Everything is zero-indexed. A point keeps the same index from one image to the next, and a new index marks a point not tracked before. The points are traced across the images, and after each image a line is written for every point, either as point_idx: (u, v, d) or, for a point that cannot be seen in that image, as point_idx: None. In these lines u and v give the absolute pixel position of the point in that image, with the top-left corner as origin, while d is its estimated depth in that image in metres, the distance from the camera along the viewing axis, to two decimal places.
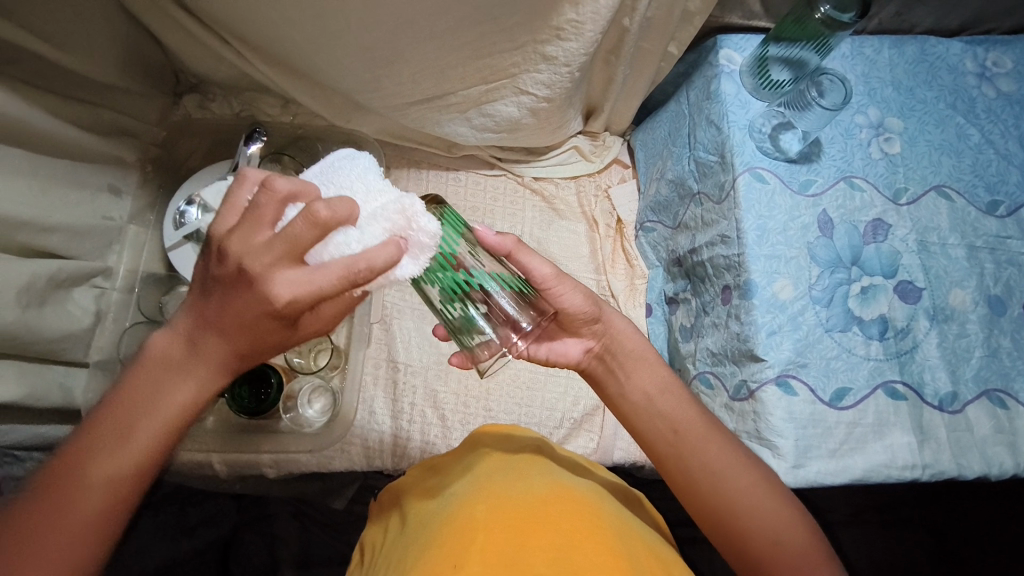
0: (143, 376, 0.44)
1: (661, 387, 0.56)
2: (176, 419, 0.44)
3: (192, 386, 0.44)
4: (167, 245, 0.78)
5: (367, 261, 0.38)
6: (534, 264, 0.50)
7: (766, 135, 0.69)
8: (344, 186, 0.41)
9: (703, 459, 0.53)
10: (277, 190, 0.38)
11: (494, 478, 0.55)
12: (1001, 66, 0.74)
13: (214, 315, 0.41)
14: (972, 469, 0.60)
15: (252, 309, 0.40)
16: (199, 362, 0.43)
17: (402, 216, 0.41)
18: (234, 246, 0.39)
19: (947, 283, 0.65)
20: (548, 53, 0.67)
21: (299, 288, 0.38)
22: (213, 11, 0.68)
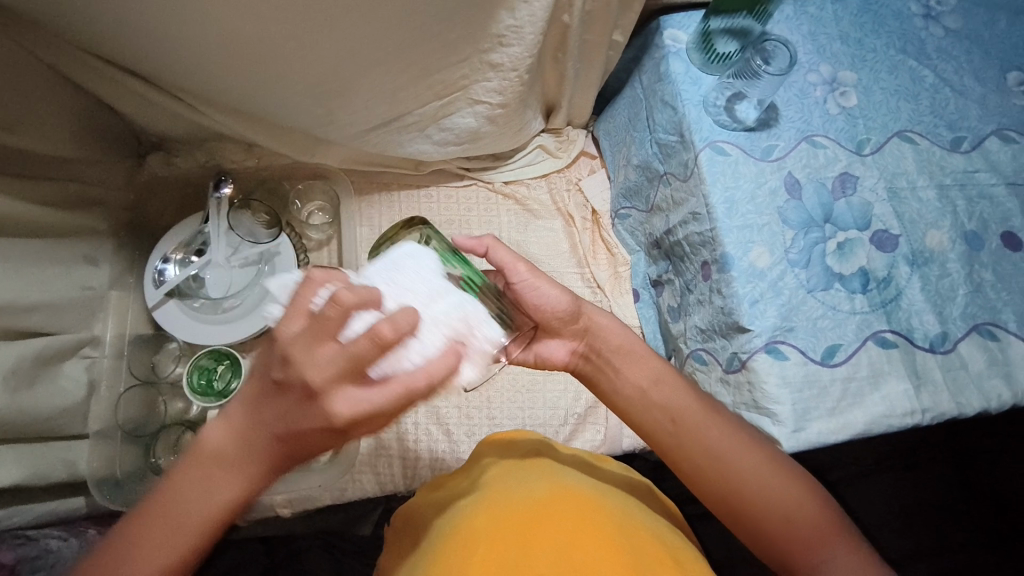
0: (192, 472, 0.43)
1: (654, 378, 0.55)
2: (223, 518, 0.44)
3: (242, 485, 0.43)
4: (149, 304, 0.78)
5: (427, 376, 0.39)
6: (507, 258, 0.55)
7: (722, 107, 0.70)
8: (406, 288, 0.41)
9: (704, 444, 0.53)
10: (345, 304, 0.38)
11: (495, 487, 0.55)
12: (944, 3, 0.74)
13: (274, 419, 0.41)
14: (972, 406, 0.60)
15: (310, 420, 0.40)
16: (250, 461, 0.43)
17: (463, 323, 0.41)
18: (296, 355, 0.38)
19: (922, 226, 0.65)
20: (495, 60, 0.68)
21: (361, 409, 0.39)
22: (159, 71, 0.69)
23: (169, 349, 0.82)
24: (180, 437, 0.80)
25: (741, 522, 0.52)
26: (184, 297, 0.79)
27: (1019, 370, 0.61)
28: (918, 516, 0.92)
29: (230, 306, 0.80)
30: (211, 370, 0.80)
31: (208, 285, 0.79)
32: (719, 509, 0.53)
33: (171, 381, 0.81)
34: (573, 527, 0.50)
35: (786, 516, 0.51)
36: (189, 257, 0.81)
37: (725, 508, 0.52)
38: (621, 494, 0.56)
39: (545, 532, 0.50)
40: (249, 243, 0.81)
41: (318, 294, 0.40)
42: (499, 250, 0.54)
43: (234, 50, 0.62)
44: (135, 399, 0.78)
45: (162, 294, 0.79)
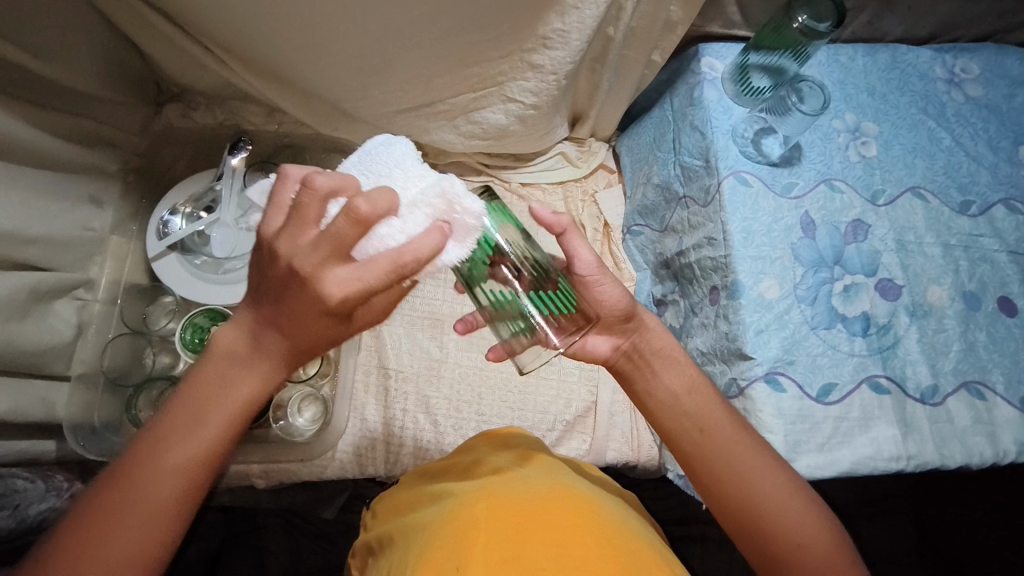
0: (210, 370, 0.46)
1: (689, 387, 0.56)
2: (244, 409, 0.46)
3: (256, 380, 0.46)
4: (150, 255, 0.77)
5: (416, 256, 0.38)
6: (579, 249, 0.53)
7: (749, 139, 0.71)
8: (382, 173, 0.42)
9: (728, 458, 0.53)
10: (319, 187, 0.39)
11: (496, 478, 0.55)
12: (968, 71, 0.78)
13: (273, 310, 0.42)
14: (954, 459, 0.62)
15: (308, 305, 0.40)
16: (261, 355, 0.45)
17: (443, 202, 0.42)
18: (283, 245, 0.40)
19: (924, 280, 0.67)
20: (536, 61, 0.69)
21: (351, 285, 0.39)
22: (199, 21, 0.68)
23: (164, 303, 0.80)
24: (163, 393, 0.75)
25: (750, 538, 0.52)
26: (187, 252, 0.78)
27: (1001, 430, 0.63)
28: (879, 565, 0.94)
29: (231, 267, 0.78)
30: (205, 330, 0.77)
31: (212, 243, 0.78)
32: (731, 522, 0.53)
33: (161, 335, 0.78)
34: (584, 521, 0.51)
35: (798, 535, 0.51)
36: (198, 212, 0.79)
37: (739, 522, 0.53)
38: (617, 501, 0.58)
39: (554, 524, 0.50)
40: (257, 208, 0.79)
41: (293, 189, 0.43)
42: (573, 238, 0.53)
43: (281, 11, 0.62)
44: (123, 348, 0.75)
45: (165, 246, 0.77)
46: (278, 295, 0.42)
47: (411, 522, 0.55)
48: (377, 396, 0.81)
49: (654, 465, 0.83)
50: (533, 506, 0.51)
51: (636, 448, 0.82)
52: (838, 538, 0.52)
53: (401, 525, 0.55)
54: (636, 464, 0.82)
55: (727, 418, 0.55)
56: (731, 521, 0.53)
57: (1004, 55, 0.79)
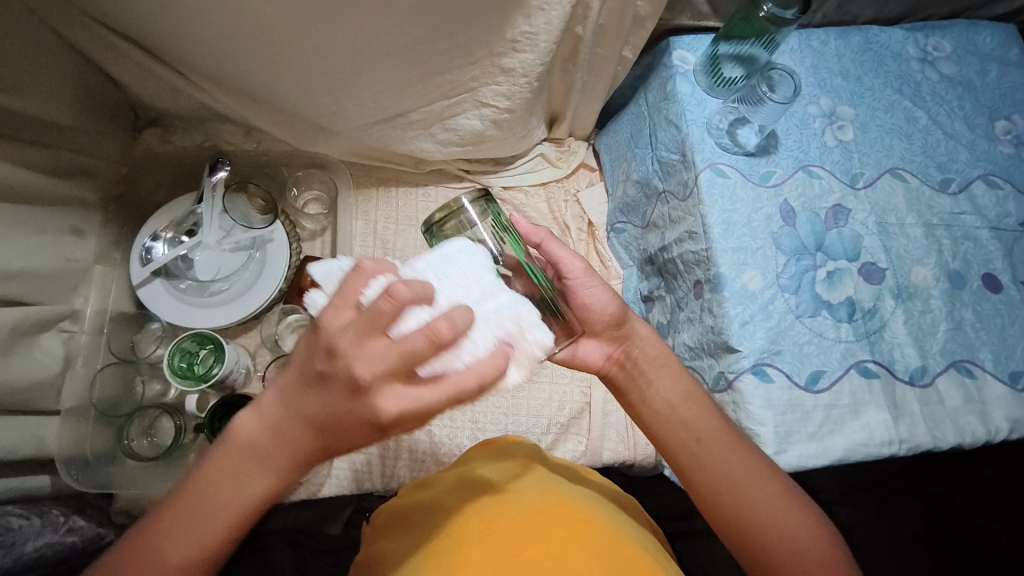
0: (227, 464, 0.44)
1: (684, 395, 0.55)
2: (257, 505, 0.45)
3: (272, 480, 0.44)
4: (134, 282, 0.77)
5: (477, 373, 0.38)
6: (561, 256, 0.55)
7: (724, 130, 0.71)
8: (463, 287, 0.42)
9: (725, 470, 0.53)
10: (400, 298, 0.38)
11: (489, 492, 0.55)
12: (940, 49, 0.77)
13: (312, 409, 0.41)
14: (947, 440, 0.62)
15: (354, 417, 0.39)
16: (284, 455, 0.43)
17: (515, 326, 0.42)
18: (343, 347, 0.38)
19: (908, 261, 0.67)
20: (506, 65, 0.68)
21: (406, 405, 0.38)
22: (165, 45, 0.68)
23: (152, 330, 0.81)
24: (155, 421, 0.78)
25: (745, 545, 0.52)
26: (172, 277, 0.78)
27: (992, 407, 0.63)
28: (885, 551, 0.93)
29: (216, 290, 0.79)
30: (195, 354, 0.77)
31: (195, 267, 0.78)
32: (725, 532, 0.53)
33: (150, 362, 0.80)
34: (574, 530, 0.51)
35: (794, 543, 0.51)
36: (180, 237, 0.79)
37: (735, 530, 0.53)
38: (611, 506, 0.58)
39: (545, 537, 0.50)
40: (242, 228, 0.80)
41: (368, 286, 0.40)
42: (552, 245, 0.55)
43: (246, 31, 0.62)
44: (114, 378, 0.76)
45: (149, 271, 0.77)
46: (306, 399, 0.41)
47: (403, 540, 0.55)
48: None
49: (651, 462, 0.83)
50: (523, 519, 0.52)
51: (632, 446, 0.82)
52: (832, 541, 0.52)
53: (397, 543, 0.55)
54: (632, 462, 0.82)
55: (718, 418, 0.54)
56: (726, 530, 0.53)
57: (975, 30, 0.79)
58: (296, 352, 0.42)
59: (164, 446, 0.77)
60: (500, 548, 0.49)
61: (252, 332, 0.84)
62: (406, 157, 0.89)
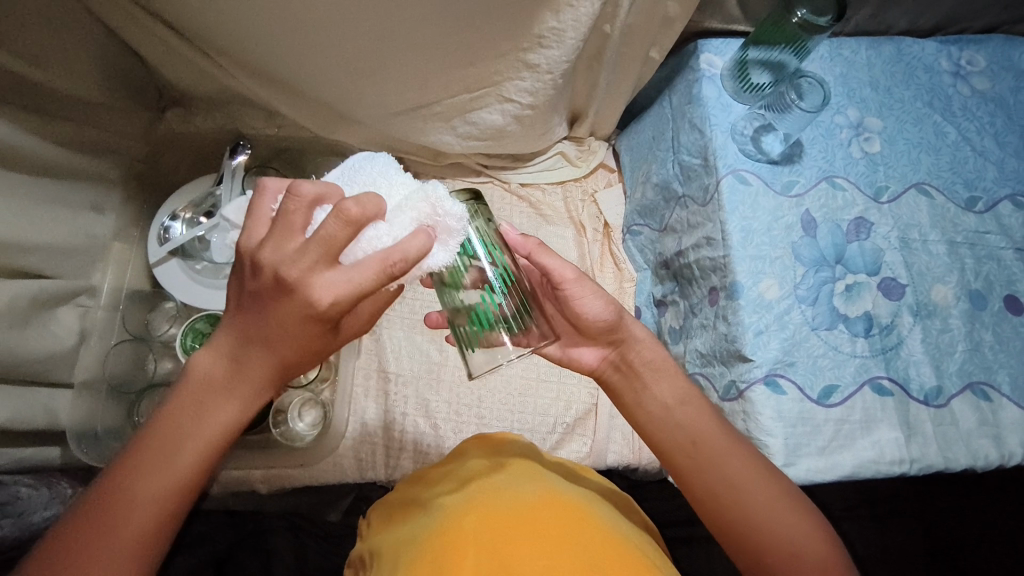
0: (188, 394, 0.47)
1: (681, 397, 0.55)
2: (219, 436, 0.47)
3: (235, 403, 0.47)
4: (151, 261, 0.78)
5: (400, 250, 0.40)
6: (553, 264, 0.53)
7: (749, 137, 0.70)
8: (368, 182, 0.44)
9: (722, 470, 0.53)
10: (305, 195, 0.40)
11: (483, 487, 0.55)
12: (974, 64, 0.76)
13: (252, 326, 0.44)
14: (959, 462, 0.61)
15: (294, 316, 0.42)
16: (241, 379, 0.46)
17: (428, 206, 0.43)
18: (266, 256, 0.41)
19: (929, 279, 0.66)
20: (531, 61, 0.68)
21: (339, 290, 0.40)
22: (191, 25, 0.68)
23: (166, 309, 0.81)
24: (166, 399, 0.77)
25: (743, 550, 0.52)
26: (187, 257, 0.79)
27: (1007, 432, 0.62)
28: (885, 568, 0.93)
29: (230, 272, 0.79)
30: (207, 335, 0.77)
31: (211, 248, 0.77)
32: (722, 534, 0.53)
33: (163, 341, 0.80)
34: (567, 528, 0.51)
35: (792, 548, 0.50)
36: (198, 217, 0.79)
37: (733, 534, 0.52)
38: (609, 507, 0.57)
39: (539, 533, 0.50)
40: None
41: (273, 201, 0.44)
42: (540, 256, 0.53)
43: (272, 15, 0.62)
44: (127, 355, 0.76)
45: (166, 251, 0.78)
46: (253, 313, 0.44)
47: (400, 533, 0.55)
48: (377, 399, 0.81)
49: (655, 466, 0.82)
50: (517, 515, 0.52)
51: (637, 450, 0.82)
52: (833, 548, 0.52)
53: (395, 536, 0.55)
54: (637, 466, 0.82)
55: (722, 427, 0.54)
56: (723, 531, 0.53)
57: (1012, 46, 0.77)
58: (229, 291, 0.46)
59: None
60: (493, 543, 0.50)
61: None
62: (425, 148, 0.89)
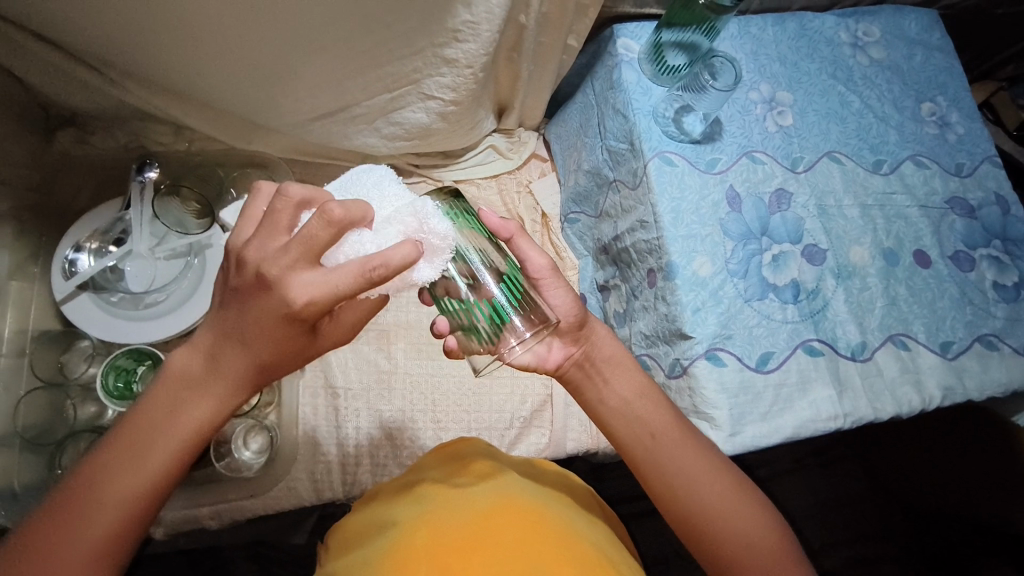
0: (164, 392, 0.45)
1: (639, 392, 0.56)
2: (191, 436, 0.45)
3: (210, 403, 0.45)
4: (57, 297, 0.71)
5: (381, 256, 0.38)
6: (530, 251, 0.53)
7: (670, 119, 0.71)
8: (360, 194, 0.43)
9: (677, 463, 0.54)
10: (335, 219, 0.38)
11: (439, 501, 0.55)
12: (870, 35, 0.80)
13: (235, 325, 0.43)
14: (887, 410, 0.65)
15: (271, 313, 0.41)
16: (218, 376, 0.45)
17: (414, 220, 0.42)
18: (252, 253, 0.41)
19: (847, 241, 0.70)
20: (448, 56, 0.66)
21: (317, 289, 0.39)
22: (73, 40, 0.62)
23: (82, 348, 0.75)
24: (92, 446, 0.72)
25: (703, 541, 0.53)
26: (100, 290, 0.73)
27: (926, 376, 0.67)
28: (849, 503, 1.07)
29: (152, 301, 0.74)
30: (131, 371, 0.72)
31: (127, 277, 0.73)
32: (682, 529, 0.54)
33: (82, 383, 0.74)
34: (521, 532, 0.52)
35: (743, 534, 0.53)
36: (106, 246, 0.74)
37: (689, 522, 0.54)
38: (566, 505, 0.58)
39: (491, 539, 0.51)
40: (176, 233, 0.75)
41: (266, 203, 0.45)
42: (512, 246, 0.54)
43: (164, 24, 0.57)
44: (41, 402, 0.71)
45: (74, 286, 0.72)
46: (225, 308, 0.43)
47: (356, 555, 0.53)
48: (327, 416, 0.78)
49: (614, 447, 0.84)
50: (471, 524, 0.52)
51: (595, 434, 0.83)
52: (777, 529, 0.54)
53: (347, 558, 0.54)
54: (596, 450, 0.83)
55: (673, 415, 0.56)
56: (682, 525, 0.54)
57: (902, 15, 0.82)
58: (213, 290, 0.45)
59: None
60: (446, 555, 0.50)
61: None
62: (352, 152, 0.86)
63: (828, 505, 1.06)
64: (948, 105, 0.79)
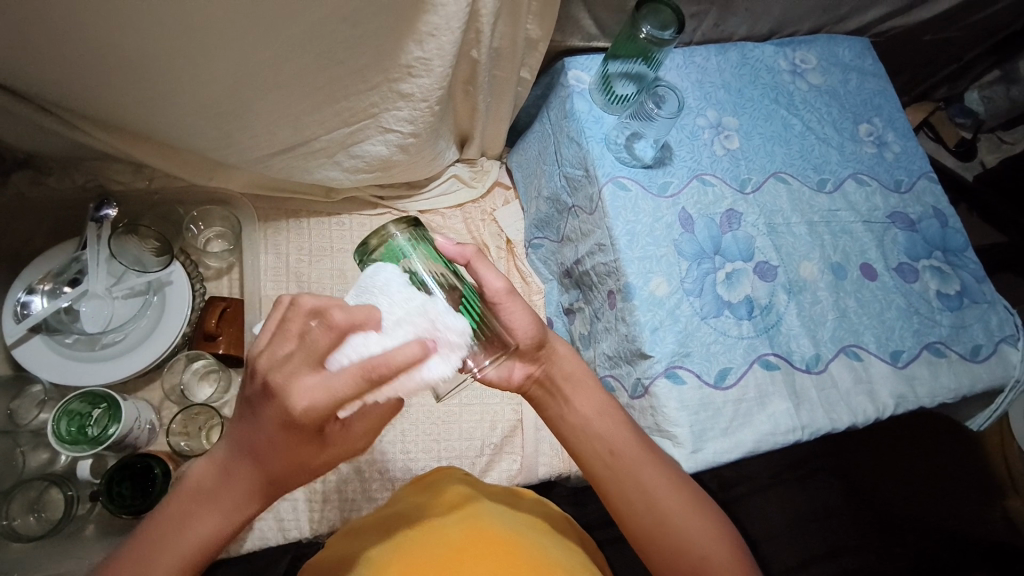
0: (181, 505, 0.46)
1: (599, 409, 0.57)
2: (203, 550, 0.46)
3: (223, 518, 0.46)
4: (9, 341, 0.70)
5: (387, 360, 0.36)
6: (487, 275, 0.53)
7: (622, 145, 0.74)
8: (371, 291, 0.40)
9: (637, 480, 0.54)
10: (334, 322, 0.37)
11: (410, 537, 0.55)
12: (807, 62, 0.85)
13: (247, 436, 0.43)
14: (844, 420, 0.66)
15: (277, 424, 0.40)
16: (230, 492, 0.45)
17: (425, 320, 0.40)
18: (264, 364, 0.40)
19: (796, 258, 0.72)
20: (404, 91, 0.68)
21: (317, 393, 0.38)
22: (25, 83, 0.62)
23: (33, 394, 0.73)
24: (43, 495, 0.69)
25: (661, 556, 0.54)
26: (54, 333, 0.71)
27: (879, 386, 0.69)
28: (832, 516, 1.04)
29: (109, 341, 0.73)
30: (86, 415, 0.69)
31: (82, 319, 0.71)
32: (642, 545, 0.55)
33: (32, 430, 0.72)
34: (495, 561, 0.51)
35: (701, 546, 0.53)
36: (61, 288, 0.72)
37: (650, 535, 0.54)
38: (539, 530, 0.58)
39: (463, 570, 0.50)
40: (134, 272, 0.74)
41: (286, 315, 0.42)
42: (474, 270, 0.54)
43: (117, 66, 0.58)
44: None
45: (26, 329, 0.70)
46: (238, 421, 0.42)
47: None
48: None
49: None
50: (444, 557, 0.51)
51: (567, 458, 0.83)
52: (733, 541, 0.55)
53: None
54: (569, 474, 0.83)
55: (631, 432, 0.56)
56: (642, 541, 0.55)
57: (835, 43, 0.87)
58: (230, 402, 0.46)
59: (55, 519, 0.68)
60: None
61: (153, 384, 0.78)
62: (316, 186, 0.86)
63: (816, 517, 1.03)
64: (883, 125, 0.84)
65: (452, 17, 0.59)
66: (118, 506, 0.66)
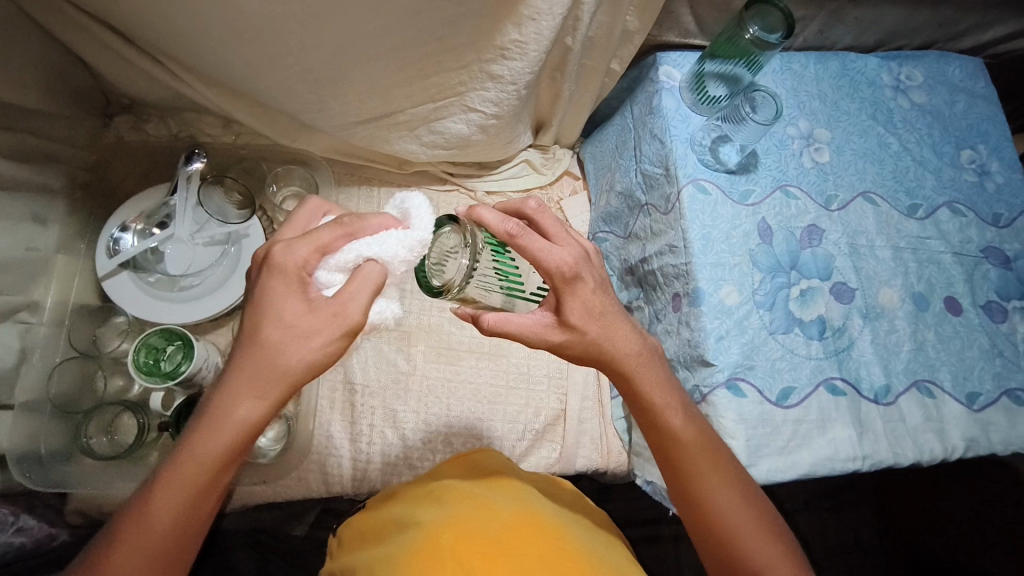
0: (208, 415, 0.50)
1: (662, 409, 0.57)
2: (230, 448, 0.50)
3: (242, 418, 0.49)
4: (100, 274, 0.74)
5: (364, 224, 0.51)
6: (524, 326, 0.52)
7: (707, 147, 0.72)
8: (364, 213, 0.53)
9: (692, 480, 0.57)
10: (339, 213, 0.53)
11: (463, 508, 0.56)
12: (913, 79, 0.80)
13: (269, 335, 0.49)
14: (907, 456, 0.64)
15: (288, 302, 0.49)
16: (253, 390, 0.49)
17: (402, 211, 0.52)
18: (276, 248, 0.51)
19: (876, 283, 0.70)
20: (494, 71, 0.68)
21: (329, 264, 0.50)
22: (144, 31, 0.66)
23: (116, 324, 0.78)
24: (116, 418, 0.75)
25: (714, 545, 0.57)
26: (140, 270, 0.76)
27: (950, 427, 0.66)
28: (856, 551, 1.08)
29: (188, 285, 0.77)
30: (161, 350, 0.73)
31: (166, 260, 0.75)
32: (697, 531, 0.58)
33: (113, 357, 0.77)
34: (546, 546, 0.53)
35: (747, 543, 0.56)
36: (150, 228, 0.76)
37: (706, 529, 0.57)
38: (580, 522, 0.60)
39: (517, 551, 0.52)
40: (217, 222, 0.77)
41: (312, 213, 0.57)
42: (543, 218, 0.55)
43: (231, 25, 0.60)
44: (73, 373, 0.73)
45: (116, 264, 0.74)
46: (250, 341, 0.49)
47: (375, 552, 0.55)
48: (343, 412, 0.80)
49: (624, 469, 0.84)
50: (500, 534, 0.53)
51: (605, 454, 0.83)
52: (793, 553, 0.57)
53: (367, 554, 0.55)
54: (606, 470, 0.83)
55: (695, 433, 0.56)
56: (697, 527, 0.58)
57: (946, 61, 0.82)
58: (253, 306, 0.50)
59: (127, 443, 0.74)
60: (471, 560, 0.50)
61: (222, 330, 0.81)
62: (390, 156, 0.88)
63: (837, 551, 1.07)
64: (988, 154, 0.79)
65: (556, 3, 0.59)
66: (185, 440, 0.71)
